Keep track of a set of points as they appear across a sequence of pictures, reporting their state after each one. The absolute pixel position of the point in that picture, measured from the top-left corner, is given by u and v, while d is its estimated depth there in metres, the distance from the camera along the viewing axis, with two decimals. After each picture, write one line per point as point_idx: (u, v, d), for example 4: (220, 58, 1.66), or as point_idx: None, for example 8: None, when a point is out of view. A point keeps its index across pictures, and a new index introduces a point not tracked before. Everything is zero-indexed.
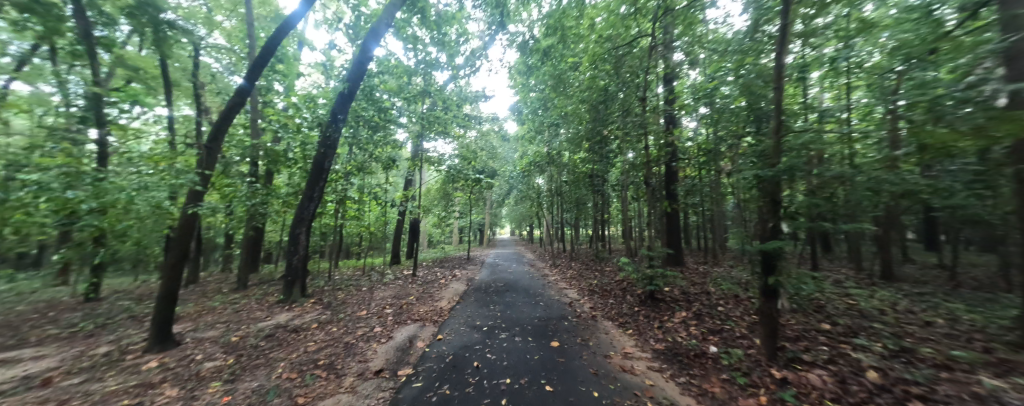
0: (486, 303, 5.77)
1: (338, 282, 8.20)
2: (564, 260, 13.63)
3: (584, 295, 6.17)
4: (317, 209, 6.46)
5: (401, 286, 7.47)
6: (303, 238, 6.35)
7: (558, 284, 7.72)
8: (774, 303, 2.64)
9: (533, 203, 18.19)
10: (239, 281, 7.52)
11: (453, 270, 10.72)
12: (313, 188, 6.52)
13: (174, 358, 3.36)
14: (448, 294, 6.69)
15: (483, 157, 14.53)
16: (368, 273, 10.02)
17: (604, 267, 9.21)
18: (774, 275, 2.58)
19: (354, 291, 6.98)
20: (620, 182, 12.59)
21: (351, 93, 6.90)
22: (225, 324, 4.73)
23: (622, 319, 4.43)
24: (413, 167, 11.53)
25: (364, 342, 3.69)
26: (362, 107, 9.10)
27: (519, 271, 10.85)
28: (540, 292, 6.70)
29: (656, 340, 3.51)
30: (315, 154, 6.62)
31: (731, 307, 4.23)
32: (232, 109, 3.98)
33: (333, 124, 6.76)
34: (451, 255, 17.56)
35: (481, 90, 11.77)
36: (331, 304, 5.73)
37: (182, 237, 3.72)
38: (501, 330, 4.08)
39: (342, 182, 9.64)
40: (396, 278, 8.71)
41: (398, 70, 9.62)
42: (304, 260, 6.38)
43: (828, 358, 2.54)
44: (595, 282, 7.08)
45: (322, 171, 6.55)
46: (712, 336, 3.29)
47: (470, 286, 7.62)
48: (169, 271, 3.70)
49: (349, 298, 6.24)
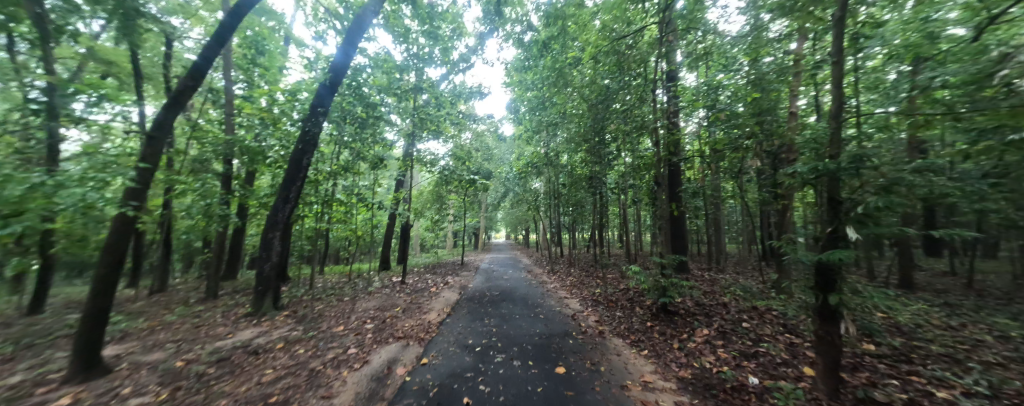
0: (479, 316, 5.18)
1: (319, 291, 7.55)
2: (561, 265, 13.11)
3: (587, 306, 5.65)
4: (293, 211, 5.83)
5: (387, 295, 6.84)
6: (277, 243, 5.69)
7: (557, 293, 7.18)
8: (837, 328, 2.13)
9: (529, 207, 17.72)
10: (209, 290, 6.83)
11: (446, 277, 10.14)
12: (291, 187, 5.90)
13: (93, 394, 2.72)
14: (438, 304, 6.09)
15: (477, 159, 14.01)
16: (354, 280, 9.36)
17: (606, 273, 8.70)
18: (837, 293, 2.08)
19: (335, 301, 6.33)
20: (620, 185, 12.16)
21: (333, 83, 6.29)
22: (177, 343, 4.09)
23: (635, 337, 3.90)
24: (404, 168, 10.97)
25: (334, 368, 3.10)
26: (349, 103, 8.43)
27: (515, 278, 10.26)
28: (539, 302, 6.14)
29: (680, 365, 2.99)
30: (292, 150, 5.98)
31: (759, 324, 3.73)
32: (182, 94, 3.42)
33: (313, 118, 6.16)
34: (444, 261, 16.90)
35: (476, 88, 11.30)
36: (306, 318, 5.10)
37: (114, 243, 3.12)
38: (496, 351, 3.53)
39: (327, 183, 9.02)
40: (383, 286, 8.09)
41: (387, 65, 9.10)
42: (277, 268, 5.73)
43: (908, 399, 2.04)
44: (598, 291, 6.56)
45: (299, 168, 5.91)
46: (747, 364, 2.78)
47: (462, 295, 7.02)
48: (98, 283, 3.09)
49: (327, 310, 5.60)
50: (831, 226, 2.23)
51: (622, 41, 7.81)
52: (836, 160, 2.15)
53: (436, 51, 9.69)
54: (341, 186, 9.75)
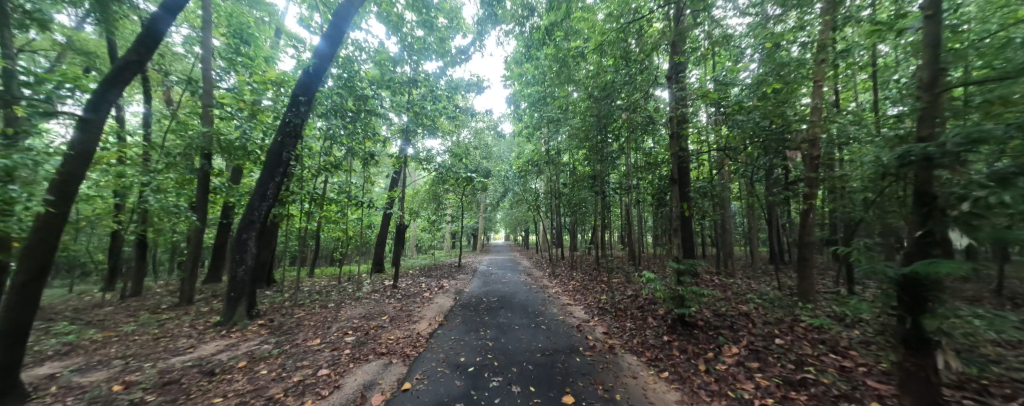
0: (475, 326, 4.67)
1: (304, 296, 7.06)
2: (562, 268, 12.63)
3: (593, 315, 5.14)
4: (271, 210, 5.28)
5: (376, 301, 6.33)
6: (252, 245, 5.13)
7: (560, 299, 6.67)
8: (929, 359, 1.65)
9: (529, 206, 17.19)
10: (182, 295, 6.31)
11: (441, 280, 9.64)
12: (268, 184, 5.32)
13: None
14: (431, 312, 5.58)
15: (475, 157, 13.54)
16: (343, 283, 8.84)
17: (611, 277, 8.20)
18: (934, 316, 1.60)
19: (318, 308, 5.83)
20: (623, 184, 11.67)
21: (319, 69, 5.67)
22: (127, 358, 3.58)
23: (651, 354, 3.41)
24: (399, 165, 10.46)
25: (296, 396, 2.59)
26: (339, 95, 7.89)
27: (514, 281, 9.73)
28: (540, 310, 5.63)
29: (712, 395, 2.49)
30: (270, 142, 5.39)
31: (796, 342, 3.23)
32: (125, 70, 2.97)
33: (294, 107, 5.50)
34: (441, 262, 16.39)
35: (475, 82, 10.77)
36: (281, 328, 4.58)
37: (36, 247, 2.63)
38: (492, 373, 3.03)
39: (315, 180, 8.52)
40: (373, 291, 7.57)
41: (380, 57, 8.61)
42: (252, 272, 5.21)
43: None
44: (604, 298, 6.05)
45: (279, 163, 5.38)
46: (797, 396, 2.28)
47: (457, 301, 6.49)
48: (16, 296, 2.59)
49: (307, 319, 5.07)
50: (919, 228, 1.74)
51: (631, 30, 7.37)
52: (925, 142, 1.67)
53: (433, 42, 9.19)
54: (330, 183, 9.23)
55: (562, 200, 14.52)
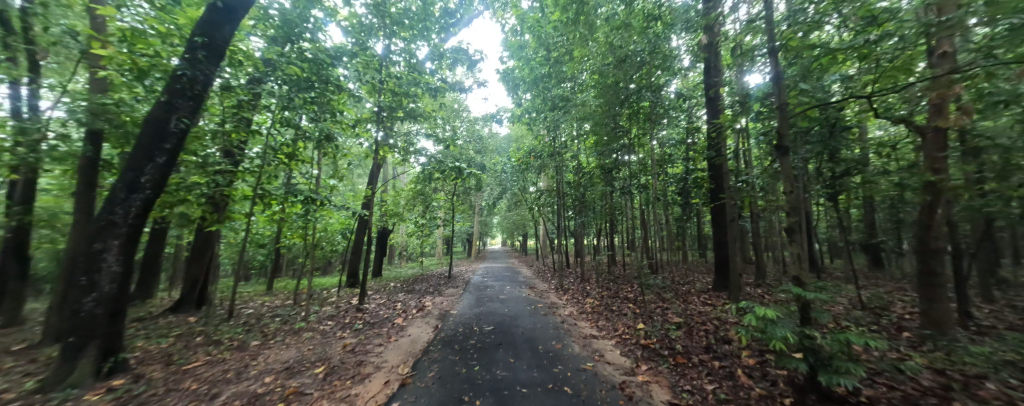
0: (456, 391, 2.85)
1: (229, 326, 5.23)
2: (567, 279, 10.89)
3: (642, 365, 3.32)
4: (145, 205, 3.43)
5: (323, 337, 4.47)
6: (113, 259, 3.28)
7: (579, 329, 4.84)
8: None
9: (529, 207, 15.47)
10: (48, 331, 4.56)
11: (423, 297, 7.81)
12: (140, 168, 3.44)
13: None
14: (395, 357, 3.77)
15: (467, 150, 11.86)
16: (298, 304, 6.98)
17: (639, 294, 6.41)
18: None
19: (229, 351, 3.97)
20: (637, 179, 10.04)
21: (234, 7, 3.86)
22: None
23: None
24: (374, 157, 8.69)
25: None
26: (290, 63, 6.13)
27: (514, 297, 7.94)
28: (557, 352, 3.81)
29: None
30: (155, 103, 3.57)
31: None
32: None
33: (191, 55, 3.65)
34: (431, 273, 14.52)
35: (467, 59, 9.07)
36: (131, 401, 2.73)
37: None
38: None
39: (262, 174, 6.75)
40: (327, 317, 5.70)
41: (351, 22, 6.97)
42: (113, 301, 3.35)
43: None
44: (647, 330, 4.26)
45: (165, 137, 3.55)
46: None
47: (439, 335, 4.63)
48: None
49: (194, 378, 3.22)
50: None
51: None
52: None
53: (416, 6, 7.62)
54: (283, 179, 7.42)
55: (566, 200, 12.80)
